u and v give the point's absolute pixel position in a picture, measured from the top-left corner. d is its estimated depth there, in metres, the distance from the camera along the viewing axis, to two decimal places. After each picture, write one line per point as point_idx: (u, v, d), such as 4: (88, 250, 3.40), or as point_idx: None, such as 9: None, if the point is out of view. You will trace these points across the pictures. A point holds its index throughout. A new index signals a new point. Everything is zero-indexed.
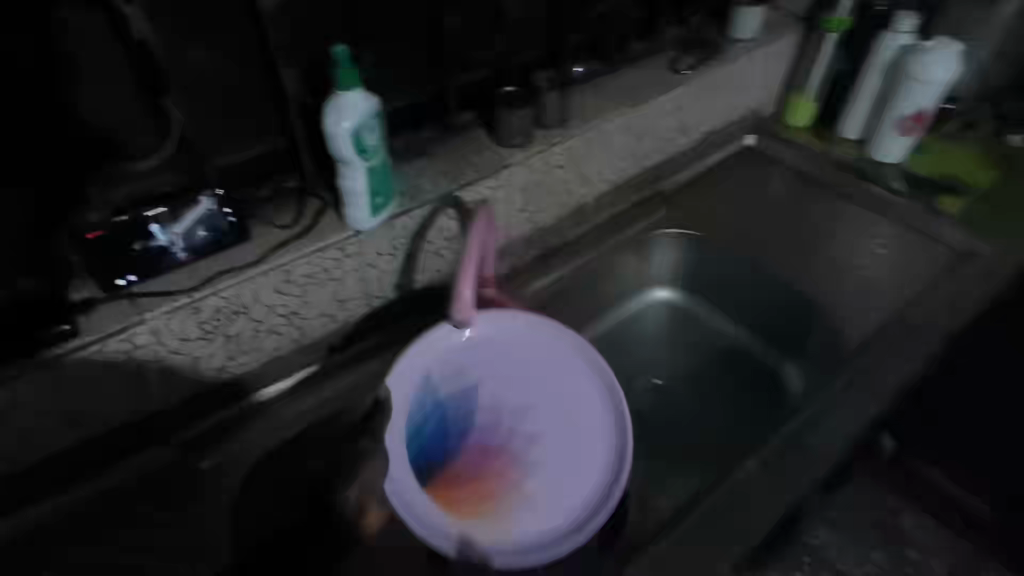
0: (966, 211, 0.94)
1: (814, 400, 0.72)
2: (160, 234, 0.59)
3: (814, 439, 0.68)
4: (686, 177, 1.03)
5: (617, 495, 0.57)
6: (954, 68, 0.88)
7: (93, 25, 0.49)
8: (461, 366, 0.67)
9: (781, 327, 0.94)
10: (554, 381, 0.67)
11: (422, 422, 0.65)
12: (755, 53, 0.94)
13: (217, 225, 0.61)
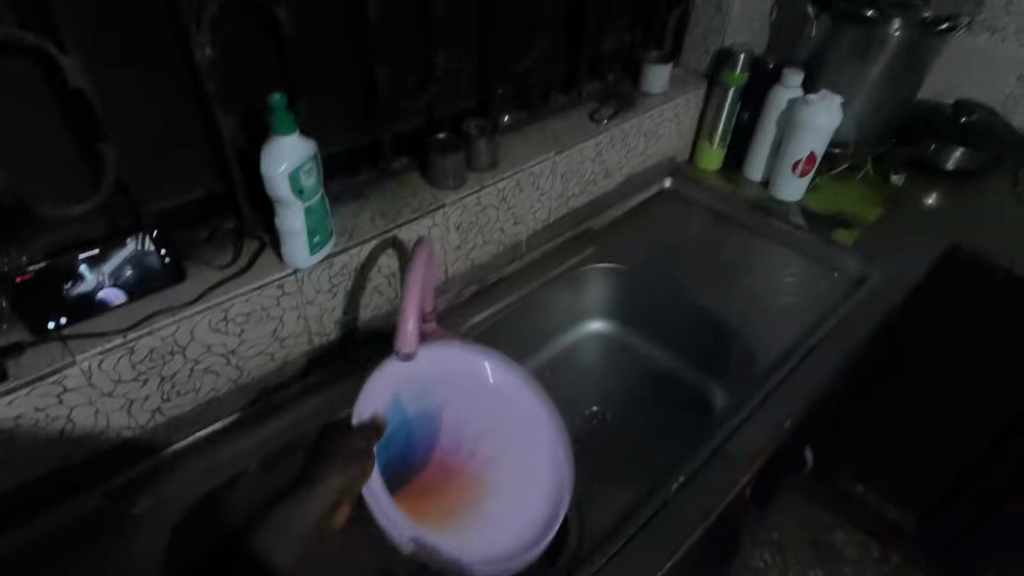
0: (861, 244, 1.04)
1: (735, 414, 0.79)
2: (89, 276, 0.60)
3: (735, 446, 0.75)
4: (612, 217, 1.08)
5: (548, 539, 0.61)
6: (837, 116, 0.99)
7: (28, 76, 0.51)
8: (431, 387, 0.68)
9: (692, 344, 1.03)
10: (519, 414, 0.69)
11: (392, 434, 0.68)
12: (665, 105, 1.03)
13: (143, 265, 0.63)
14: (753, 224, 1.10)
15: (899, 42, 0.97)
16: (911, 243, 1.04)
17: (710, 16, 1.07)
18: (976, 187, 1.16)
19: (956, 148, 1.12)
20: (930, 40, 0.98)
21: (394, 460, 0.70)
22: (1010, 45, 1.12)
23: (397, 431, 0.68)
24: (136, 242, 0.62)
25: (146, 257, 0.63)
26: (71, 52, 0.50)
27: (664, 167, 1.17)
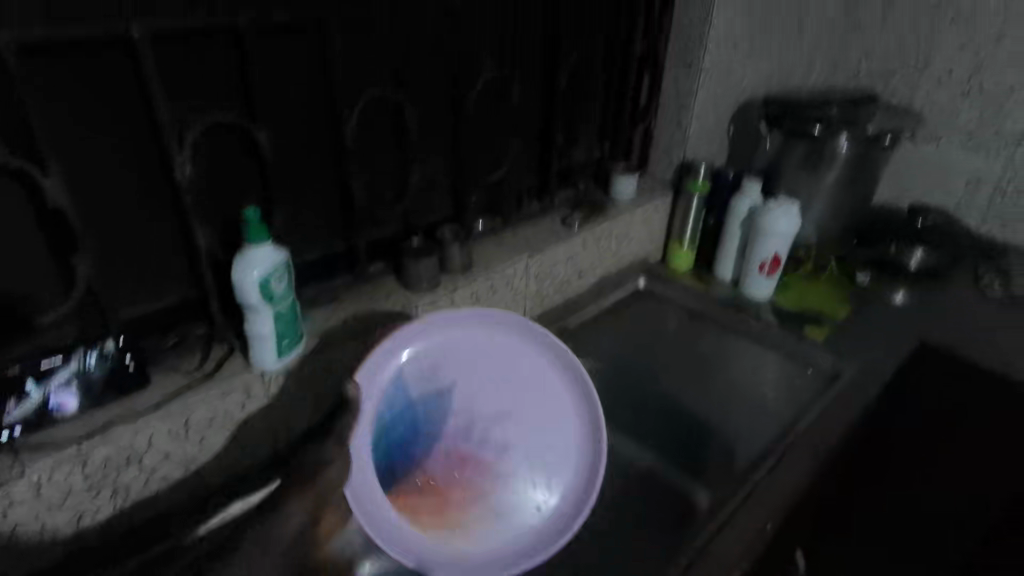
0: (832, 340, 1.05)
1: (719, 511, 0.76)
2: (34, 390, 0.57)
3: (721, 546, 0.72)
4: (589, 314, 1.07)
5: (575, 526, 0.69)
6: (797, 220, 1.04)
7: (9, 195, 0.52)
8: (434, 366, 0.75)
9: (683, 439, 1.00)
10: (521, 392, 0.77)
11: (390, 420, 0.71)
12: (634, 212, 1.08)
13: (93, 380, 0.60)
14: (722, 319, 1.10)
15: (848, 156, 1.06)
16: (883, 340, 1.06)
17: (670, 131, 1.12)
18: (940, 285, 1.20)
19: (916, 249, 1.17)
20: (877, 154, 1.08)
21: (394, 462, 0.71)
22: (954, 154, 1.20)
23: (392, 424, 0.71)
24: (78, 361, 0.59)
25: (96, 370, 0.60)
26: (52, 172, 0.52)
27: (637, 266, 1.19)
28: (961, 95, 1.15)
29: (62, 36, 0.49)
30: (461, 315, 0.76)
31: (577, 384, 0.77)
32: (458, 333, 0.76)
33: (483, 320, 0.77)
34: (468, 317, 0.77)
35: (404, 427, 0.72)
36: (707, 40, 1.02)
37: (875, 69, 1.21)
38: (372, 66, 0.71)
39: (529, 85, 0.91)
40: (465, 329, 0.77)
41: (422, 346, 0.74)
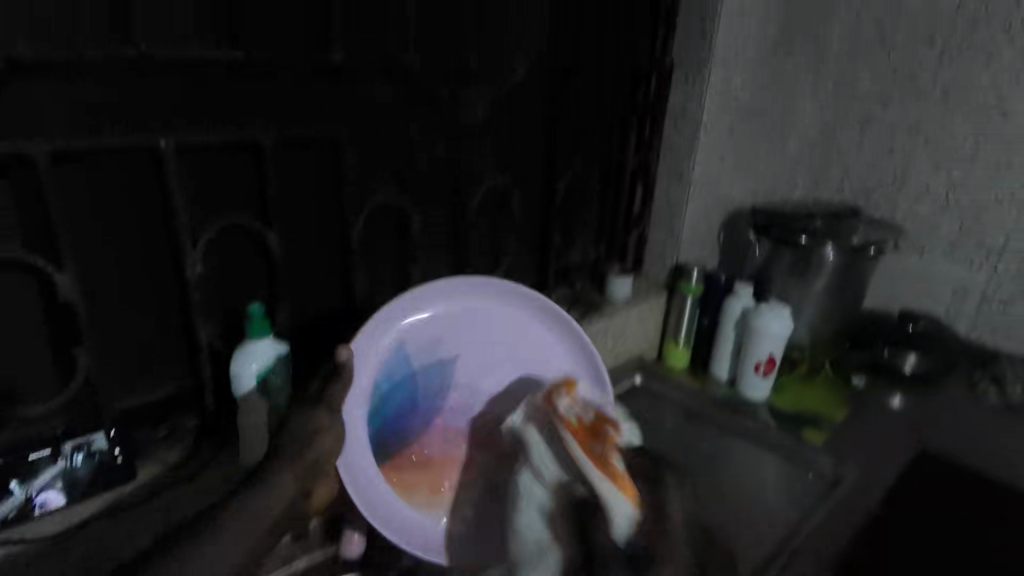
0: (830, 444, 1.04)
1: None
2: (18, 487, 0.58)
3: None
4: None
5: None
6: (789, 323, 1.06)
7: (23, 290, 0.54)
8: (432, 338, 0.75)
9: None
10: (515, 354, 0.79)
11: (388, 390, 0.71)
12: (629, 311, 1.11)
13: (78, 477, 0.61)
14: (721, 419, 1.09)
15: (835, 265, 1.10)
16: (882, 445, 1.05)
17: (663, 238, 1.18)
18: (936, 390, 1.20)
19: (909, 351, 1.17)
20: (862, 263, 1.12)
21: (389, 430, 0.71)
22: (939, 264, 1.23)
23: (390, 390, 0.71)
24: (65, 457, 0.60)
25: (82, 466, 0.61)
26: (67, 268, 0.55)
27: (631, 364, 1.20)
28: (941, 210, 1.19)
29: (94, 147, 0.53)
30: (455, 289, 0.77)
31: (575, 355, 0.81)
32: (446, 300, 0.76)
33: (473, 297, 0.78)
34: (456, 288, 0.77)
35: (399, 393, 0.72)
36: (695, 153, 1.11)
37: (856, 185, 1.25)
38: (381, 175, 0.75)
39: (529, 192, 0.96)
40: (454, 297, 0.77)
41: (421, 316, 0.74)
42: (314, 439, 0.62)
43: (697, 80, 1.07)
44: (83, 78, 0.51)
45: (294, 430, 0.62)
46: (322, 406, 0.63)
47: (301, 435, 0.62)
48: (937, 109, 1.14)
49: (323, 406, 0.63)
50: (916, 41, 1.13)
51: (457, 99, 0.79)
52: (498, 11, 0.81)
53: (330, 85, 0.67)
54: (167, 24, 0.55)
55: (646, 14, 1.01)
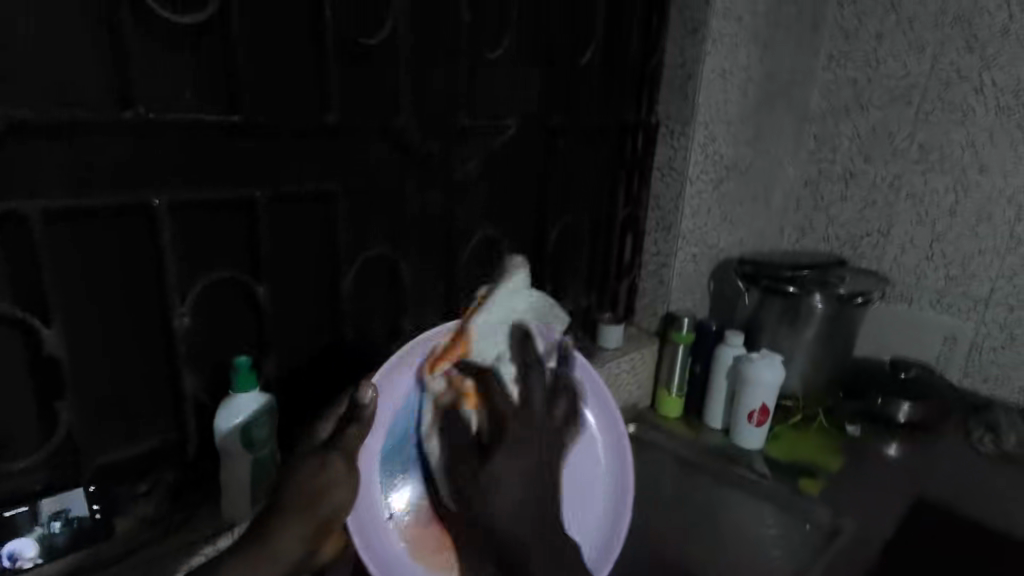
0: (827, 494, 1.02)
1: None
2: None
3: None
4: None
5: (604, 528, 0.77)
6: (781, 370, 1.06)
7: (9, 343, 0.53)
8: None
9: None
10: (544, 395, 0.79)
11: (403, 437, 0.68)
12: (620, 359, 1.10)
13: (56, 542, 0.59)
14: (713, 466, 1.06)
15: (823, 313, 1.11)
16: (880, 495, 1.03)
17: (654, 287, 1.18)
18: (933, 440, 1.18)
19: (903, 402, 1.16)
20: (850, 311, 1.13)
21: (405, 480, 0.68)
22: (926, 312, 1.27)
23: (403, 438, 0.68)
24: (43, 524, 0.58)
25: (59, 530, 0.59)
26: (54, 324, 0.55)
27: (627, 413, 1.17)
28: (924, 260, 1.25)
29: (89, 204, 0.54)
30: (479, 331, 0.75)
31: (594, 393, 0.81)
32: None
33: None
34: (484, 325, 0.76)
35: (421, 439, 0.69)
36: (681, 208, 1.11)
37: (843, 236, 1.33)
38: (373, 227, 0.76)
39: (519, 244, 0.97)
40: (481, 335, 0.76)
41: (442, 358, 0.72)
42: (324, 488, 0.57)
43: (681, 138, 1.08)
44: (82, 138, 0.52)
45: (301, 479, 0.56)
46: (336, 451, 0.58)
47: (313, 484, 0.57)
48: (914, 165, 1.22)
49: (338, 453, 0.58)
50: (893, 102, 1.22)
51: (449, 155, 0.81)
52: (489, 73, 0.84)
53: (324, 142, 0.68)
54: (168, 88, 0.56)
55: (632, 74, 1.05)
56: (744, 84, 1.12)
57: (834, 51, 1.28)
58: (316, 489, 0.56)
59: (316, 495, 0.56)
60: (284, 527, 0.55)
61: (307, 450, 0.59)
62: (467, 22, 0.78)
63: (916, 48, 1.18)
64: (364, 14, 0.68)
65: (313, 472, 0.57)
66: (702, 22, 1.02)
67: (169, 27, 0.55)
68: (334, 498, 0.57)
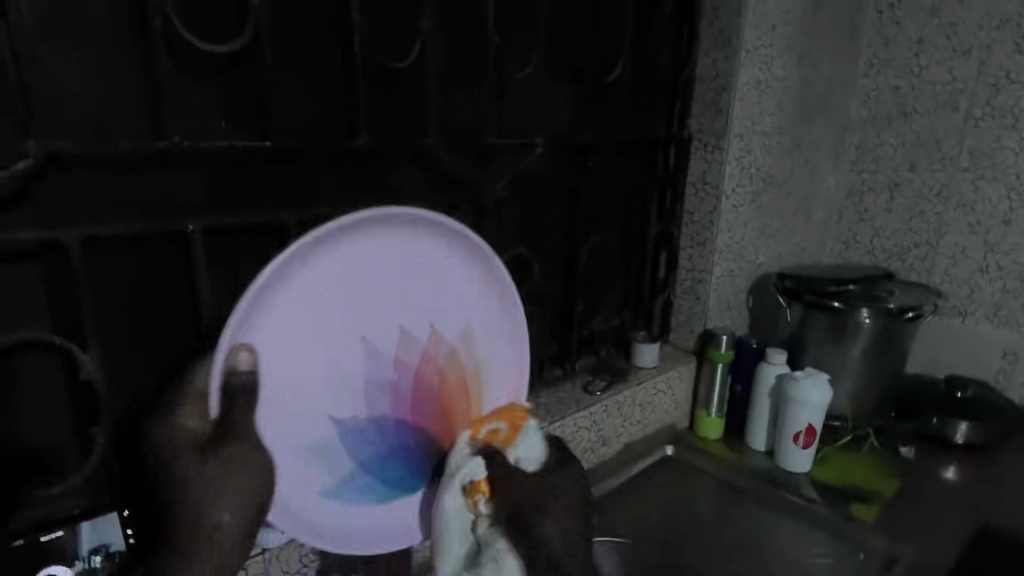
0: (881, 521, 0.96)
1: None
2: None
3: None
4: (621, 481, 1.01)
5: (308, 270, 0.60)
6: (828, 389, 1.01)
7: (48, 365, 0.54)
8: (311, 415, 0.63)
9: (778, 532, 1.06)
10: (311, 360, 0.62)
11: (377, 465, 0.68)
12: (659, 379, 1.07)
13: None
14: (755, 490, 1.03)
15: (871, 329, 1.07)
16: (937, 523, 0.96)
17: (690, 304, 1.14)
18: (995, 462, 1.10)
19: (961, 421, 1.09)
20: (901, 326, 1.08)
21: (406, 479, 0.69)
22: (983, 325, 1.20)
23: (380, 467, 0.68)
24: (84, 560, 0.55)
25: (102, 567, 0.56)
26: (92, 349, 0.55)
27: (664, 433, 1.12)
28: (978, 272, 1.18)
29: (125, 231, 0.55)
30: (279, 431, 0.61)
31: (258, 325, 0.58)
32: (298, 452, 0.62)
33: (270, 327, 0.59)
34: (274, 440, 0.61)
35: (361, 445, 0.66)
36: (717, 222, 1.08)
37: (889, 248, 1.28)
38: None
39: (550, 260, 0.95)
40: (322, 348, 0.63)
41: (300, 446, 0.62)
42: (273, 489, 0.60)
43: (715, 152, 1.06)
44: (118, 166, 0.53)
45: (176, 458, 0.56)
46: (224, 445, 0.57)
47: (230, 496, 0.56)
48: (963, 174, 1.17)
49: (233, 439, 0.57)
50: (939, 109, 1.18)
51: (477, 175, 0.81)
52: (516, 92, 0.83)
53: (356, 166, 0.69)
54: (202, 117, 0.57)
55: (661, 90, 1.04)
56: (780, 96, 1.10)
57: (874, 59, 1.24)
58: (204, 509, 0.56)
59: (227, 491, 0.56)
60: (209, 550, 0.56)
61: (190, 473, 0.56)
62: (495, 43, 0.78)
63: (961, 53, 1.14)
64: (393, 38, 0.69)
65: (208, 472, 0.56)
66: (733, 34, 1.00)
67: (203, 58, 0.56)
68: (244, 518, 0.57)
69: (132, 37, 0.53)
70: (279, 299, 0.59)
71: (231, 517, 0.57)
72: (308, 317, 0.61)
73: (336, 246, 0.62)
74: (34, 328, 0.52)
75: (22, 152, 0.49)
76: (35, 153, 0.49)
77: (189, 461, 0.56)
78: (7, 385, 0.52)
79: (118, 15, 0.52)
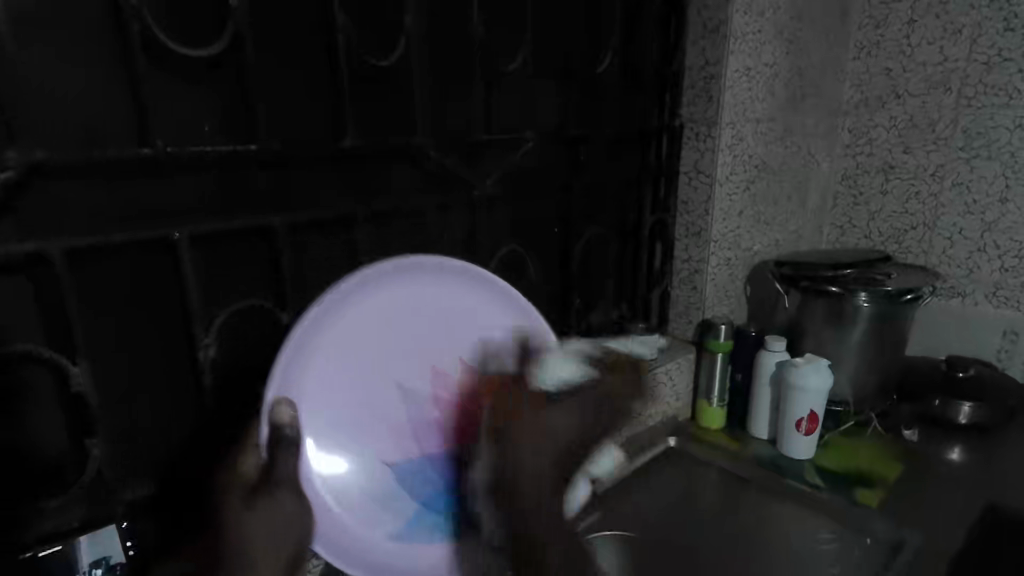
0: (886, 505, 0.95)
1: None
2: None
3: None
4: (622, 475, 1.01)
5: (360, 284, 0.63)
6: (828, 375, 1.00)
7: (37, 379, 0.53)
8: (349, 432, 0.64)
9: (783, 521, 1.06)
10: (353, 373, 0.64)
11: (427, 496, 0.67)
12: (659, 370, 1.06)
13: None
14: (759, 478, 1.02)
15: (870, 312, 1.06)
16: (943, 504, 0.96)
17: (687, 294, 1.13)
18: (998, 441, 1.10)
19: (963, 402, 1.08)
20: (900, 308, 1.07)
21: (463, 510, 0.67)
22: (982, 306, 1.19)
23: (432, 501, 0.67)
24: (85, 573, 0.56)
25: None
26: (82, 361, 0.54)
27: (666, 426, 1.12)
28: (976, 251, 1.18)
29: (111, 241, 0.54)
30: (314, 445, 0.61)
31: (318, 331, 0.60)
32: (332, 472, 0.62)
33: (317, 357, 0.61)
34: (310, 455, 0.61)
35: (414, 484, 0.66)
36: (712, 211, 1.07)
37: (885, 231, 1.28)
38: (391, 246, 0.75)
39: (545, 255, 0.94)
40: (342, 385, 0.63)
41: (334, 467, 0.63)
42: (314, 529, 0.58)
43: (707, 141, 1.05)
44: (100, 175, 0.53)
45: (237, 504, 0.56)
46: (276, 486, 0.56)
47: (260, 533, 0.55)
48: (958, 154, 1.16)
49: (279, 483, 0.56)
50: (931, 89, 1.17)
51: (467, 172, 0.80)
52: (504, 87, 0.83)
53: (343, 166, 0.68)
54: (185, 123, 0.57)
55: (651, 80, 1.03)
56: (771, 81, 1.09)
57: (864, 41, 1.24)
58: (243, 544, 0.55)
59: (271, 530, 0.55)
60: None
61: (235, 507, 0.57)
62: (480, 38, 0.78)
63: (952, 32, 1.13)
64: (376, 36, 0.68)
65: (253, 510, 0.56)
66: (722, 20, 0.99)
67: (183, 63, 0.56)
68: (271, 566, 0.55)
69: (110, 43, 0.52)
70: (340, 307, 0.62)
71: (270, 548, 0.55)
72: (348, 347, 0.64)
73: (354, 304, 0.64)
74: (28, 341, 0.52)
75: (2, 164, 0.48)
76: (17, 164, 0.48)
77: (235, 494, 0.59)
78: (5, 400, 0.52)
79: (95, 20, 0.51)
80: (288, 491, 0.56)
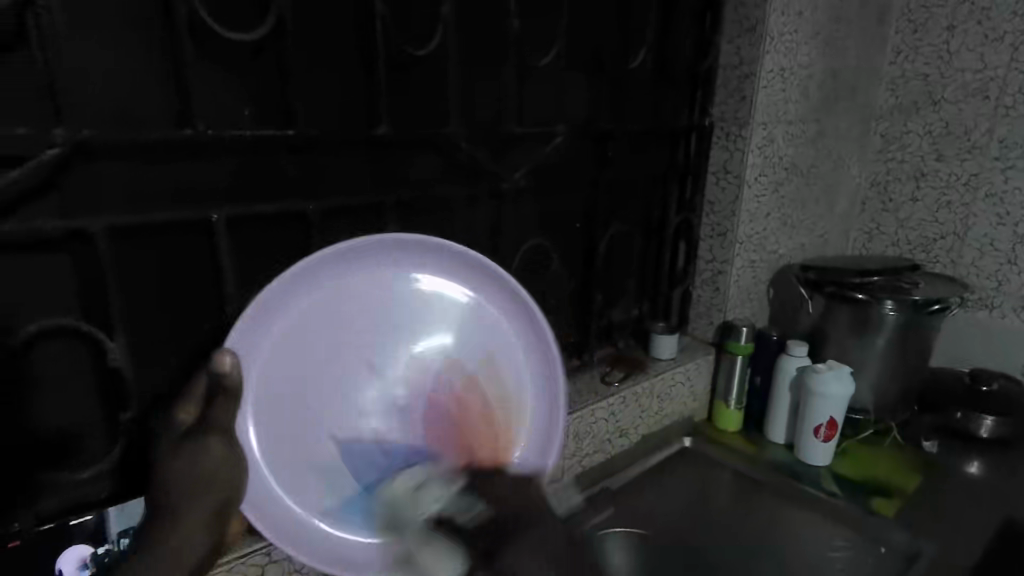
0: (903, 516, 0.94)
1: None
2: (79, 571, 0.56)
3: None
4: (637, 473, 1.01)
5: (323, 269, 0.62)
6: (849, 381, 0.99)
7: (74, 352, 0.54)
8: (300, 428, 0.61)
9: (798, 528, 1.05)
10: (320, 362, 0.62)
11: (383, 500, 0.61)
12: (677, 370, 1.06)
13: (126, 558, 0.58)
14: (774, 482, 1.01)
15: (895, 321, 1.05)
16: (960, 517, 0.95)
17: (709, 295, 1.12)
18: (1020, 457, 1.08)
19: (985, 415, 1.07)
20: (925, 317, 1.06)
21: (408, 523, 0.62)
22: (1011, 319, 1.17)
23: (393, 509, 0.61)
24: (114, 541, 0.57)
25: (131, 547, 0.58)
26: (119, 336, 0.56)
27: (682, 426, 1.11)
28: (1006, 264, 1.15)
29: (150, 220, 0.55)
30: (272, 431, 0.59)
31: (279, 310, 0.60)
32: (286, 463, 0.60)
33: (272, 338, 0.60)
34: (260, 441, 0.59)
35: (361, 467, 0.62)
36: (738, 212, 1.06)
37: (914, 239, 1.26)
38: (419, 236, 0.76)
39: (568, 251, 0.95)
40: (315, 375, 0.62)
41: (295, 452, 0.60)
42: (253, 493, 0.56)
43: (737, 141, 1.04)
44: (143, 155, 0.54)
45: (182, 448, 0.53)
46: (211, 435, 0.53)
47: (188, 474, 0.52)
48: (993, 163, 1.14)
49: (216, 435, 0.53)
50: (969, 96, 1.15)
51: (497, 163, 0.81)
52: (537, 79, 0.83)
53: (375, 155, 0.69)
54: (225, 105, 0.58)
55: (682, 79, 1.03)
56: (805, 83, 1.08)
57: (902, 45, 1.21)
58: (166, 482, 0.52)
59: (187, 476, 0.52)
60: (174, 531, 0.52)
61: (170, 441, 0.54)
62: (516, 30, 0.78)
63: (993, 39, 1.10)
64: (414, 25, 0.68)
65: (176, 457, 0.53)
66: (758, 19, 0.98)
67: (226, 46, 0.56)
68: (202, 503, 0.52)
69: (156, 25, 0.53)
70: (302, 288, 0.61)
71: (199, 505, 0.53)
72: (312, 332, 0.62)
73: (309, 286, 0.61)
74: (35, 320, 0.51)
75: (50, 141, 0.49)
76: (64, 142, 0.49)
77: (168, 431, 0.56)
78: (4, 384, 0.51)
79: (143, 2, 0.51)
80: (219, 438, 0.53)
